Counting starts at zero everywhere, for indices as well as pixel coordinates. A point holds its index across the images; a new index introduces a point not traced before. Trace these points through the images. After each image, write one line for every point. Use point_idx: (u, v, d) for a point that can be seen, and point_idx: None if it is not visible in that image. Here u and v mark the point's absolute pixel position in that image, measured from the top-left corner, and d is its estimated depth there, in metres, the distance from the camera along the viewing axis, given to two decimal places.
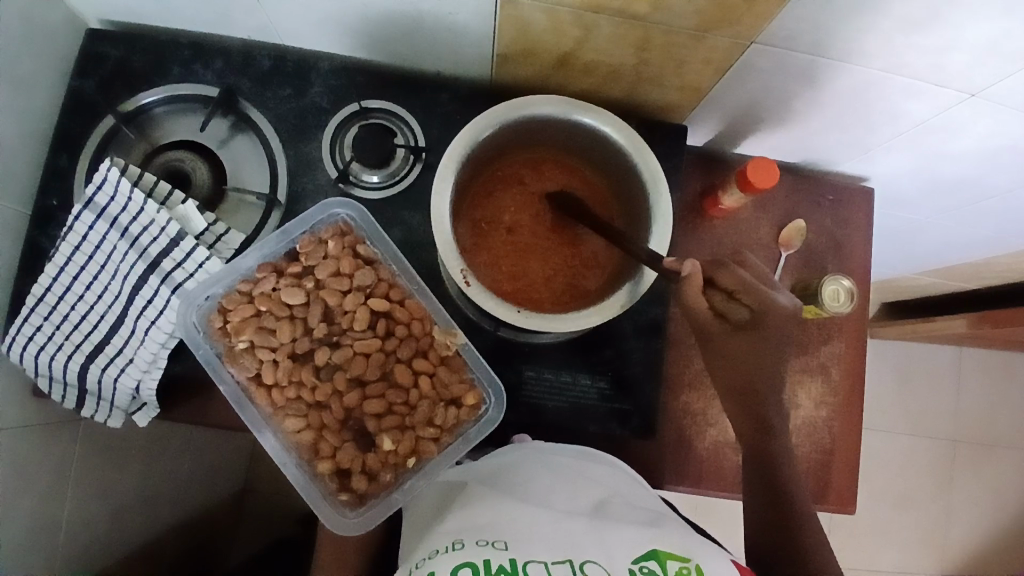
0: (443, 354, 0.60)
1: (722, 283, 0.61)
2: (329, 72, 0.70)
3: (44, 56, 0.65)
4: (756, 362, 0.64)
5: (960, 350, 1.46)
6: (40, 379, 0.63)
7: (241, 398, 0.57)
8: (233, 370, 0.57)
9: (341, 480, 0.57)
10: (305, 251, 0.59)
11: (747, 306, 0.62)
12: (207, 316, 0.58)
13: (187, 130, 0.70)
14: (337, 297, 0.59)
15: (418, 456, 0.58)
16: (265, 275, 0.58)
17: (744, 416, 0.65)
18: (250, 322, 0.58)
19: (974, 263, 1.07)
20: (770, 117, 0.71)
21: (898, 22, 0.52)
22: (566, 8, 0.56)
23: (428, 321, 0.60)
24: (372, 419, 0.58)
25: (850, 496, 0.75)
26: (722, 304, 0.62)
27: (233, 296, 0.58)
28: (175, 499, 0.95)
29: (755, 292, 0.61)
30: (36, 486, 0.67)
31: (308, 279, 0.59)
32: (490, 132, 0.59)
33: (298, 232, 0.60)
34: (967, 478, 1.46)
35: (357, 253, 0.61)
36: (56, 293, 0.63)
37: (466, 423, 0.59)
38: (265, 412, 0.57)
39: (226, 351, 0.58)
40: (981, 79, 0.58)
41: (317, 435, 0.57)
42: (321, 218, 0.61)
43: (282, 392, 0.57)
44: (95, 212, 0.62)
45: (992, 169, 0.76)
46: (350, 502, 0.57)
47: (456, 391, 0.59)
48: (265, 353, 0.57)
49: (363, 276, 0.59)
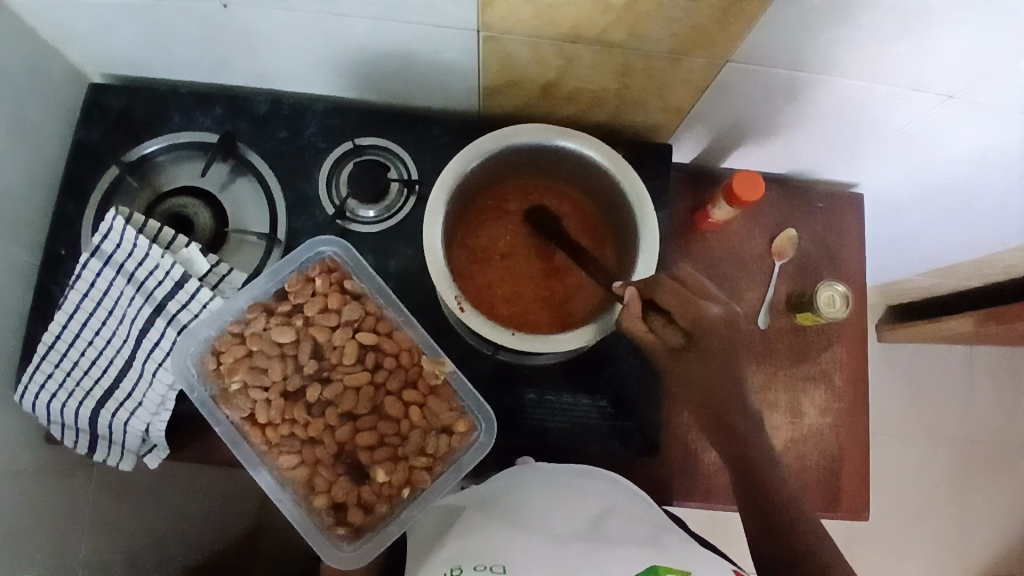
0: (432, 384, 0.61)
1: (659, 307, 0.61)
2: (324, 113, 0.73)
3: (49, 109, 0.68)
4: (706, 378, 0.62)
5: (970, 350, 1.45)
6: (53, 425, 0.64)
7: (236, 437, 0.58)
8: (228, 411, 0.59)
9: (337, 514, 0.58)
10: (294, 289, 0.61)
11: (683, 328, 0.61)
12: (202, 359, 0.60)
13: (190, 176, 0.72)
14: (326, 333, 0.60)
15: (412, 486, 0.59)
16: (256, 316, 0.60)
17: (710, 425, 0.65)
18: (243, 362, 0.59)
19: (974, 262, 1.07)
20: (754, 131, 0.72)
21: (868, 34, 0.54)
22: (547, 40, 0.58)
23: (416, 351, 0.61)
24: (365, 452, 0.59)
25: (862, 503, 0.75)
26: (660, 327, 0.62)
27: (226, 337, 0.60)
28: (189, 539, 0.96)
29: (688, 310, 0.60)
30: (50, 530, 0.68)
31: (298, 317, 0.61)
32: (477, 162, 0.61)
33: (287, 272, 0.62)
34: (986, 483, 1.44)
35: (345, 288, 0.62)
36: (66, 340, 0.64)
37: (458, 450, 0.60)
38: (259, 450, 0.58)
39: (221, 392, 0.59)
40: (957, 82, 0.59)
41: (312, 470, 0.58)
42: (308, 257, 0.62)
43: (276, 429, 0.59)
44: (102, 260, 0.64)
45: (981, 170, 0.77)
46: (347, 536, 0.57)
47: (447, 419, 0.60)
48: (258, 392, 0.59)
49: (351, 311, 0.61)
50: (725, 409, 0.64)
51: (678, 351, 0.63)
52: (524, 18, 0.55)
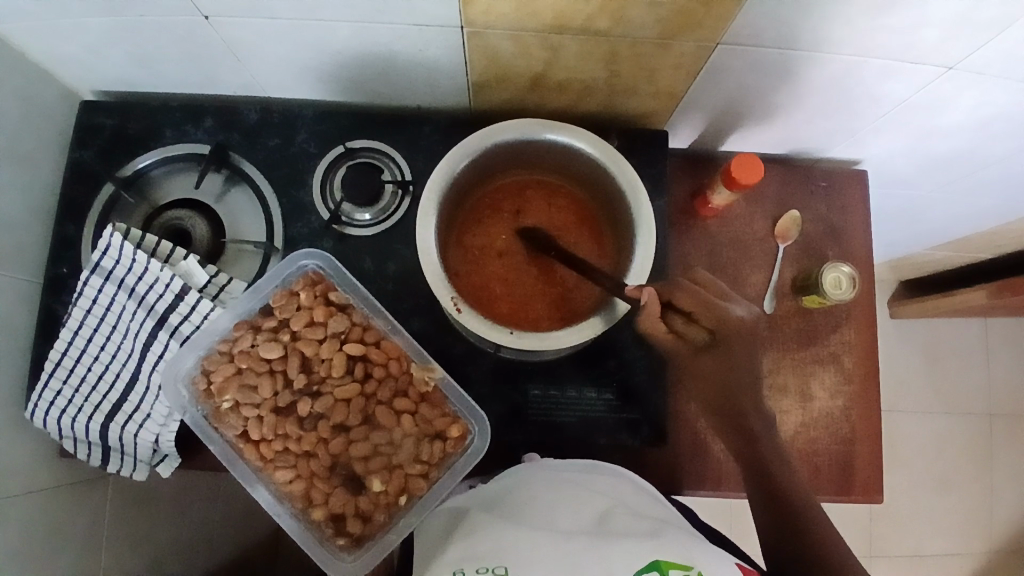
0: (423, 391, 0.61)
1: (680, 305, 0.65)
2: (314, 118, 0.73)
3: (43, 131, 0.68)
4: (726, 376, 0.66)
5: (985, 321, 1.42)
6: (65, 440, 0.65)
7: (231, 455, 0.59)
8: (221, 430, 0.60)
9: (336, 524, 0.59)
10: (279, 305, 0.61)
11: (707, 327, 0.66)
12: (193, 381, 0.60)
13: (185, 188, 0.72)
14: (314, 347, 0.61)
15: (409, 493, 0.59)
16: (243, 333, 0.61)
17: (725, 428, 0.67)
18: (232, 380, 0.60)
19: (986, 232, 1.05)
20: (751, 112, 0.71)
21: (860, 9, 0.52)
22: (530, 33, 0.57)
23: (405, 359, 0.62)
24: (360, 462, 0.59)
25: (877, 484, 0.74)
26: (681, 326, 0.66)
27: (215, 356, 0.60)
28: (210, 543, 0.97)
29: (711, 311, 0.65)
30: (70, 544, 0.70)
31: (284, 332, 0.61)
32: (466, 162, 0.60)
33: (271, 288, 0.63)
34: (1008, 454, 1.42)
35: (330, 300, 0.62)
36: (72, 357, 0.65)
37: (453, 455, 0.61)
38: (256, 467, 0.59)
39: (213, 411, 0.60)
40: (957, 52, 0.57)
41: (308, 483, 0.59)
42: (292, 271, 0.63)
43: (269, 446, 0.59)
44: (103, 276, 0.65)
45: (986, 139, 0.75)
46: (347, 545, 0.59)
47: (439, 425, 0.60)
48: (250, 409, 0.59)
49: (337, 323, 0.61)
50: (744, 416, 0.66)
51: (700, 351, 0.67)
52: (506, 12, 0.54)
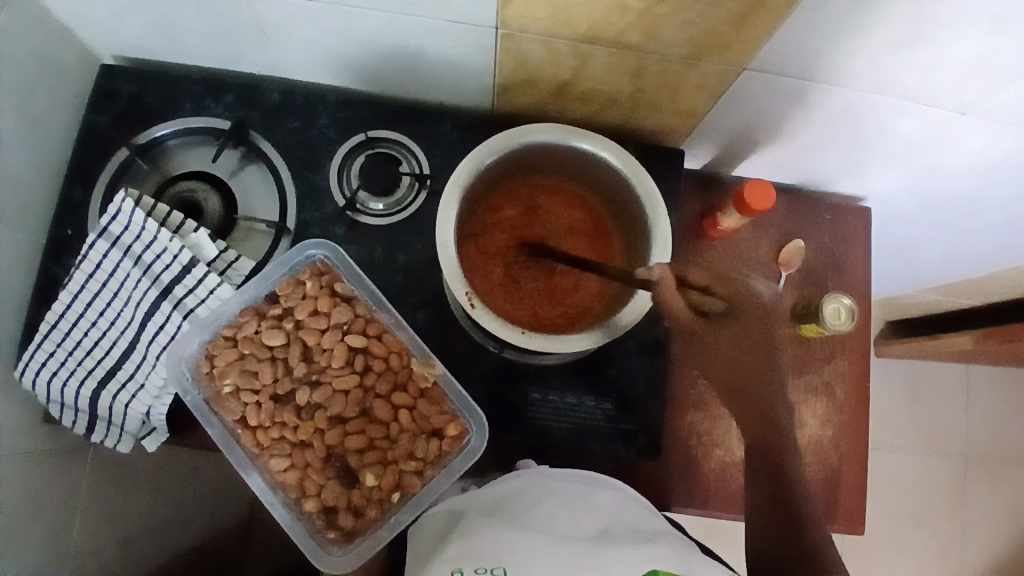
0: (422, 386, 0.61)
1: (694, 281, 0.64)
2: (336, 104, 0.73)
3: (61, 91, 0.67)
4: (745, 355, 0.65)
5: (967, 366, 1.45)
6: (52, 405, 0.64)
7: (228, 440, 0.58)
8: (221, 414, 0.59)
9: (328, 517, 0.58)
10: (284, 293, 0.61)
11: (722, 296, 0.65)
12: (196, 363, 0.60)
13: (201, 161, 0.72)
14: (315, 337, 0.61)
15: (402, 490, 0.59)
16: (248, 320, 0.60)
17: (743, 411, 0.66)
18: (234, 365, 0.59)
19: (977, 278, 1.07)
20: (766, 139, 0.72)
21: (884, 46, 0.54)
22: (562, 39, 0.58)
23: (406, 354, 0.62)
24: (354, 455, 0.59)
25: (860, 515, 0.75)
26: (698, 299, 0.65)
27: (219, 341, 0.60)
28: (186, 524, 0.95)
29: (727, 283, 0.64)
30: (46, 514, 0.68)
31: (288, 320, 0.61)
32: (493, 158, 0.60)
33: (278, 275, 0.62)
34: (981, 498, 1.44)
35: (335, 291, 0.62)
36: (69, 321, 0.64)
37: (449, 455, 0.60)
38: (251, 453, 0.59)
39: (214, 395, 0.59)
40: (971, 96, 0.59)
41: (302, 473, 0.58)
42: (300, 260, 0.63)
43: (266, 433, 0.59)
44: (109, 242, 0.64)
45: (989, 184, 0.77)
46: (337, 539, 0.58)
47: (437, 422, 0.60)
48: (249, 395, 0.59)
49: (340, 313, 0.61)
50: (766, 398, 0.65)
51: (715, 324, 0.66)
52: (541, 17, 0.55)
